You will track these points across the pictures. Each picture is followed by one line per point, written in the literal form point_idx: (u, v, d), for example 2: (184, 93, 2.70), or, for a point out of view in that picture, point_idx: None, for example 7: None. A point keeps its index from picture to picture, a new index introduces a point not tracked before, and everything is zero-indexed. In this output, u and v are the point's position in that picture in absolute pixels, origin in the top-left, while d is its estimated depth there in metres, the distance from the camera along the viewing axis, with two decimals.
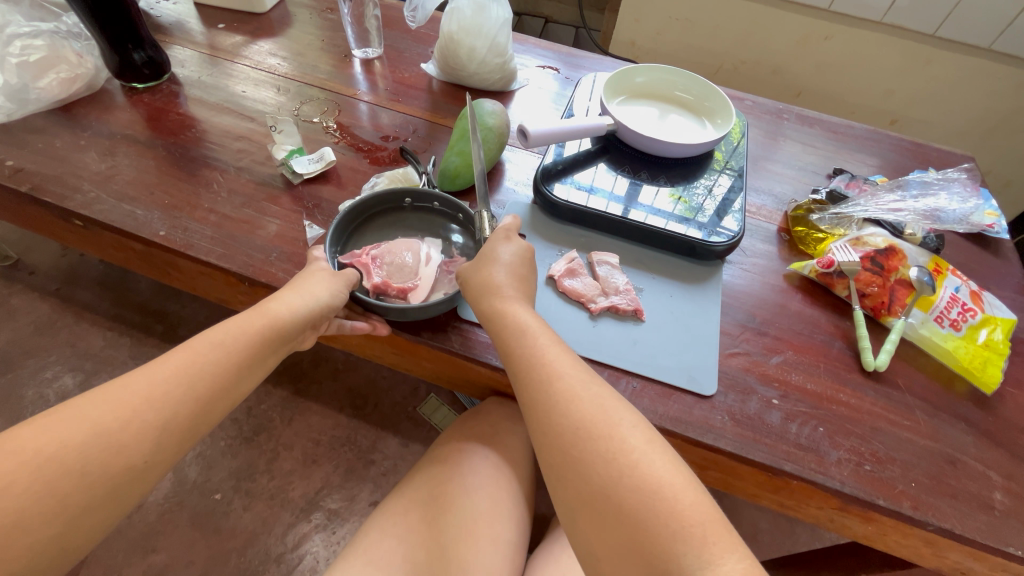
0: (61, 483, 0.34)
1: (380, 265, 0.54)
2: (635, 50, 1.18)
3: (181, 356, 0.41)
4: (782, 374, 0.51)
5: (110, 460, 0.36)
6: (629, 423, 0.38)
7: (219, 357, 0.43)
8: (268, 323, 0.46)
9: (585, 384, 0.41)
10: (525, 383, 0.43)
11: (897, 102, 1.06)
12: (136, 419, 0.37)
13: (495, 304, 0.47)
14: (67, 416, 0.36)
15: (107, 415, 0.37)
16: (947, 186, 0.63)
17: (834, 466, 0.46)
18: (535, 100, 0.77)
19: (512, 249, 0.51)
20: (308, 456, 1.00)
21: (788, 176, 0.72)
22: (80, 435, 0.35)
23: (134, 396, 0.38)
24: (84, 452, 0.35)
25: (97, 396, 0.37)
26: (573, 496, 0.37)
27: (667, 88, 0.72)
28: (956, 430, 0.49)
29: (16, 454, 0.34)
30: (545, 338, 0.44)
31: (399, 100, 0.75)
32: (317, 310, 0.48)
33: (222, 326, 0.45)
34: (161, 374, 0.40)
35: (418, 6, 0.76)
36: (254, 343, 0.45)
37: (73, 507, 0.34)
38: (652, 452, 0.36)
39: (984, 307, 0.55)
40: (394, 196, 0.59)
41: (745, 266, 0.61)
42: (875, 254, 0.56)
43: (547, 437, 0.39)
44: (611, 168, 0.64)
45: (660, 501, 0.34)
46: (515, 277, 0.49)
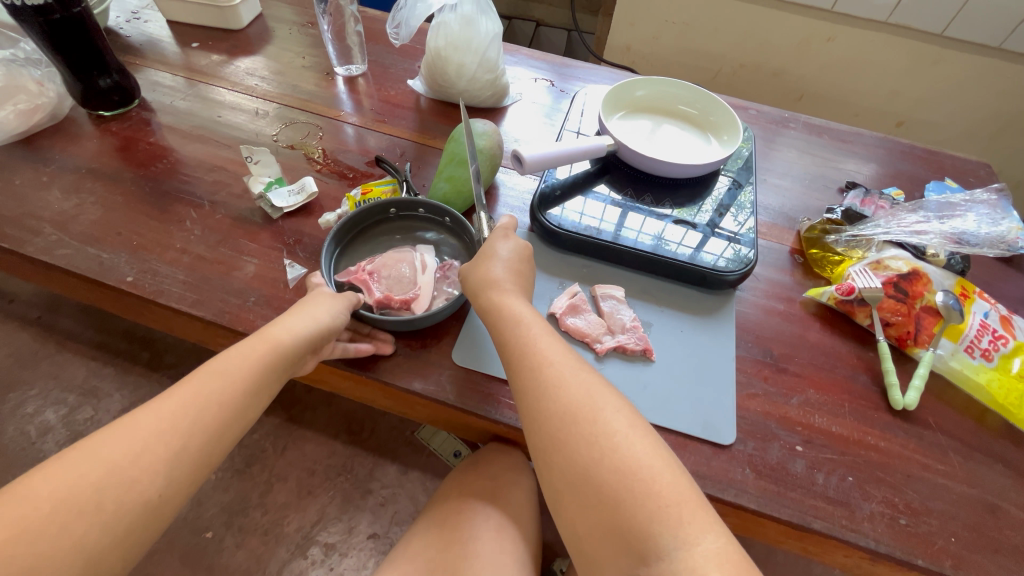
0: (79, 523, 0.31)
1: (378, 280, 0.51)
2: (630, 56, 1.13)
3: (188, 386, 0.39)
4: (804, 417, 0.47)
5: (125, 495, 0.33)
6: (614, 407, 0.38)
7: (227, 382, 0.40)
8: (270, 350, 0.42)
9: (573, 371, 0.40)
10: (515, 371, 0.41)
11: (903, 104, 1.02)
12: (149, 451, 0.35)
13: (492, 298, 0.45)
14: (75, 457, 0.33)
15: (119, 450, 0.34)
16: (973, 207, 0.59)
17: (866, 522, 0.42)
18: (528, 116, 0.73)
19: (511, 246, 0.49)
20: (302, 488, 0.96)
21: (798, 191, 0.68)
22: (91, 474, 0.33)
23: (143, 429, 0.35)
24: (99, 490, 0.32)
25: (107, 433, 0.35)
26: (557, 478, 0.36)
27: (669, 101, 0.67)
28: (994, 473, 0.45)
29: (29, 498, 0.31)
30: (537, 327, 0.43)
31: (385, 120, 0.71)
32: (318, 330, 0.44)
33: (223, 355, 0.41)
34: (168, 406, 0.37)
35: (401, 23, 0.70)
36: (257, 368, 0.41)
37: (98, 546, 0.32)
38: (634, 435, 0.36)
39: (1015, 334, 0.51)
40: (378, 208, 0.55)
41: (757, 294, 0.57)
42: (899, 279, 0.52)
43: (534, 422, 0.38)
44: (613, 190, 0.60)
45: (638, 482, 0.34)
46: (514, 272, 0.47)
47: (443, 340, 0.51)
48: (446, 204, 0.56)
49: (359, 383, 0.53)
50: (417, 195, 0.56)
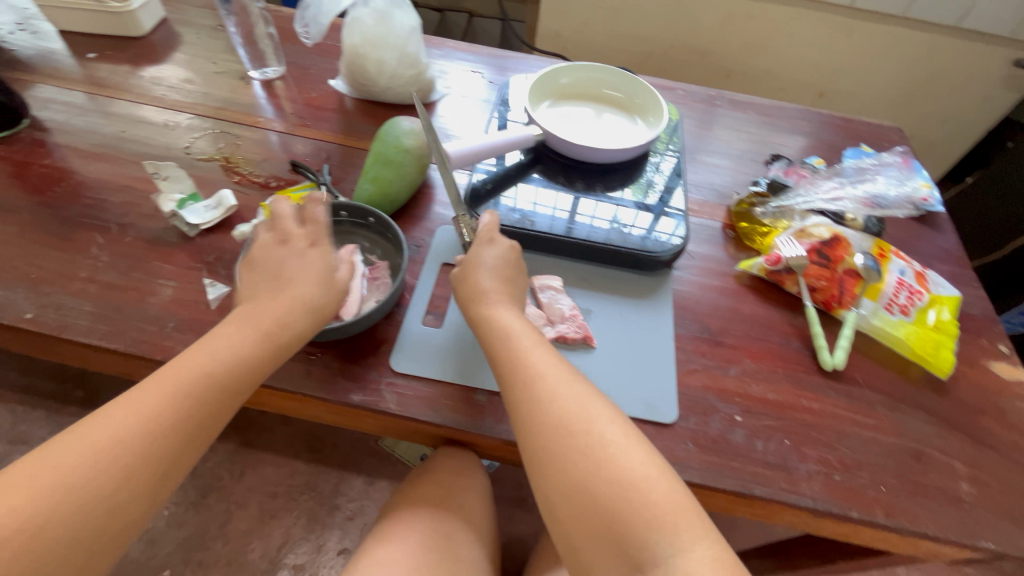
0: (67, 505, 0.31)
1: None
2: (562, 42, 1.13)
3: (183, 371, 0.38)
4: (741, 387, 0.49)
5: (122, 484, 0.33)
6: (608, 418, 0.38)
7: (207, 378, 0.38)
8: (267, 334, 0.41)
9: (565, 382, 0.40)
10: (507, 383, 0.41)
11: (822, 75, 1.07)
12: (146, 441, 0.35)
13: (482, 310, 0.45)
14: (69, 443, 0.33)
15: (113, 435, 0.34)
16: (883, 170, 0.62)
17: (804, 482, 0.44)
18: (458, 110, 0.72)
19: (497, 252, 0.47)
20: (265, 512, 0.93)
21: (727, 167, 0.70)
22: (88, 462, 0.33)
23: (139, 417, 0.35)
24: (97, 477, 0.33)
25: (91, 427, 0.34)
26: (551, 488, 0.36)
27: (594, 86, 0.67)
28: (918, 421, 0.48)
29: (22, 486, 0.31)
30: (528, 339, 0.43)
31: (307, 124, 0.68)
32: (316, 319, 0.44)
33: (219, 338, 0.40)
34: (161, 393, 0.37)
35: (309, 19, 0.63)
36: (252, 351, 0.41)
37: (71, 558, 0.31)
38: (629, 445, 0.36)
39: (929, 287, 0.55)
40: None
41: (693, 272, 0.58)
42: (821, 246, 0.55)
43: (525, 433, 0.38)
44: (545, 181, 0.60)
45: (634, 491, 0.34)
46: (504, 280, 0.47)
47: (382, 348, 0.49)
48: (369, 205, 0.54)
49: (301, 403, 0.49)
50: (338, 199, 0.55)
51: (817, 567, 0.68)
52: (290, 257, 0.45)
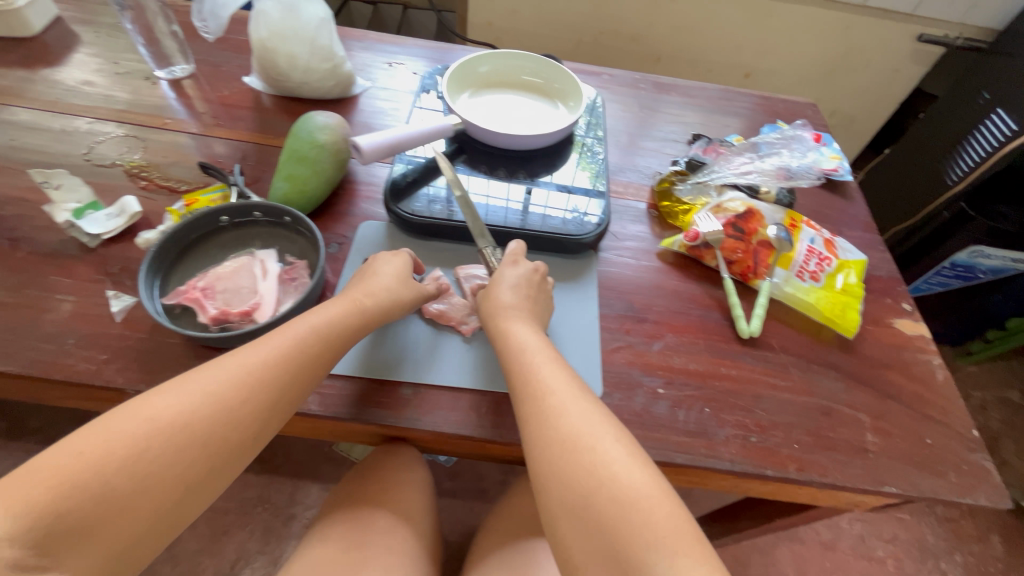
0: (180, 448, 0.34)
1: (214, 295, 0.47)
2: (494, 31, 1.12)
3: (286, 337, 0.40)
4: (664, 360, 0.50)
5: (226, 434, 0.36)
6: (614, 438, 0.36)
7: (296, 356, 0.40)
8: (355, 311, 0.45)
9: (575, 399, 0.39)
10: (517, 396, 0.41)
11: (747, 56, 1.10)
12: (251, 400, 0.37)
13: (498, 322, 0.45)
14: (188, 388, 0.36)
15: (225, 388, 0.37)
16: (787, 142, 0.65)
17: (722, 446, 0.45)
18: (381, 103, 0.70)
19: (519, 271, 0.49)
20: (216, 529, 0.89)
21: (652, 149, 0.71)
22: (202, 410, 0.35)
23: (245, 375, 0.38)
24: (207, 426, 0.35)
25: (207, 375, 0.37)
26: (553, 503, 0.35)
27: (513, 73, 0.67)
28: (828, 379, 0.51)
29: (144, 421, 0.34)
30: (542, 355, 0.42)
31: (220, 123, 0.65)
32: (399, 298, 0.48)
33: (318, 312, 0.43)
34: (266, 355, 0.39)
35: (209, 14, 0.60)
36: (343, 326, 0.44)
37: (176, 495, 0.34)
38: (634, 465, 0.35)
39: (837, 253, 0.58)
40: (206, 217, 0.51)
41: (619, 252, 0.59)
42: (736, 219, 0.57)
43: (531, 448, 0.37)
44: (467, 170, 0.60)
45: (636, 513, 0.33)
46: (522, 296, 0.47)
47: None
48: (284, 204, 0.53)
49: None
50: (251, 198, 0.53)
51: (759, 528, 0.71)
52: (380, 259, 0.50)
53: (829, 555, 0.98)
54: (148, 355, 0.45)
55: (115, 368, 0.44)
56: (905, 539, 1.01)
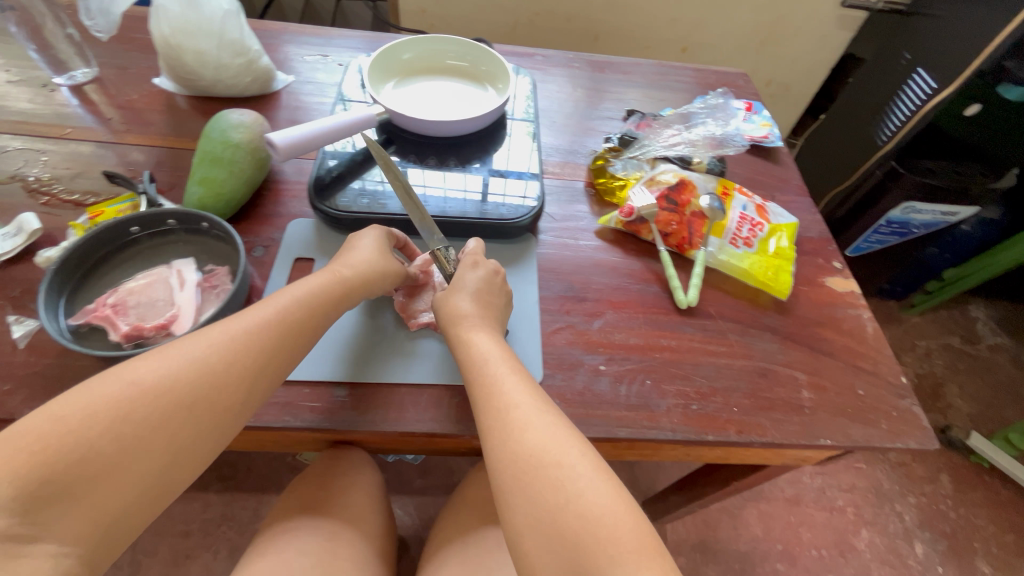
0: (169, 410, 0.34)
1: (126, 311, 0.44)
2: (427, 18, 1.10)
3: (270, 306, 0.40)
4: (605, 337, 0.50)
5: (215, 397, 0.35)
6: (579, 452, 0.36)
7: (283, 323, 0.40)
8: (337, 283, 0.45)
9: (540, 413, 0.38)
10: (480, 411, 0.39)
11: (682, 30, 1.11)
12: (239, 363, 0.37)
13: (459, 333, 0.44)
14: (173, 353, 0.35)
15: (212, 352, 0.36)
16: (711, 112, 0.66)
17: (664, 416, 0.46)
18: (305, 97, 0.67)
19: (479, 274, 0.47)
20: (177, 554, 0.86)
21: (588, 127, 0.71)
22: (188, 374, 0.35)
23: (232, 340, 0.37)
24: (195, 388, 0.35)
25: (193, 341, 0.36)
26: (519, 520, 0.34)
27: (438, 59, 0.66)
28: (765, 341, 0.52)
29: (130, 384, 0.33)
30: (504, 368, 0.41)
31: (130, 128, 0.61)
32: (380, 269, 0.48)
33: (298, 284, 0.43)
34: (251, 323, 0.39)
35: (99, 10, 0.56)
36: (327, 297, 0.44)
37: (168, 456, 0.34)
38: (599, 479, 0.34)
39: (769, 218, 0.59)
40: (113, 229, 0.47)
41: (557, 233, 0.58)
42: (668, 191, 0.58)
43: (495, 465, 0.36)
44: (395, 160, 0.58)
45: (602, 529, 0.32)
46: (483, 304, 0.46)
47: None
48: (200, 209, 0.50)
49: None
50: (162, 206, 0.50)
51: (721, 491, 0.72)
52: (359, 235, 0.50)
53: (794, 509, 1.02)
54: (58, 381, 0.42)
55: (19, 399, 0.41)
56: (863, 487, 1.05)
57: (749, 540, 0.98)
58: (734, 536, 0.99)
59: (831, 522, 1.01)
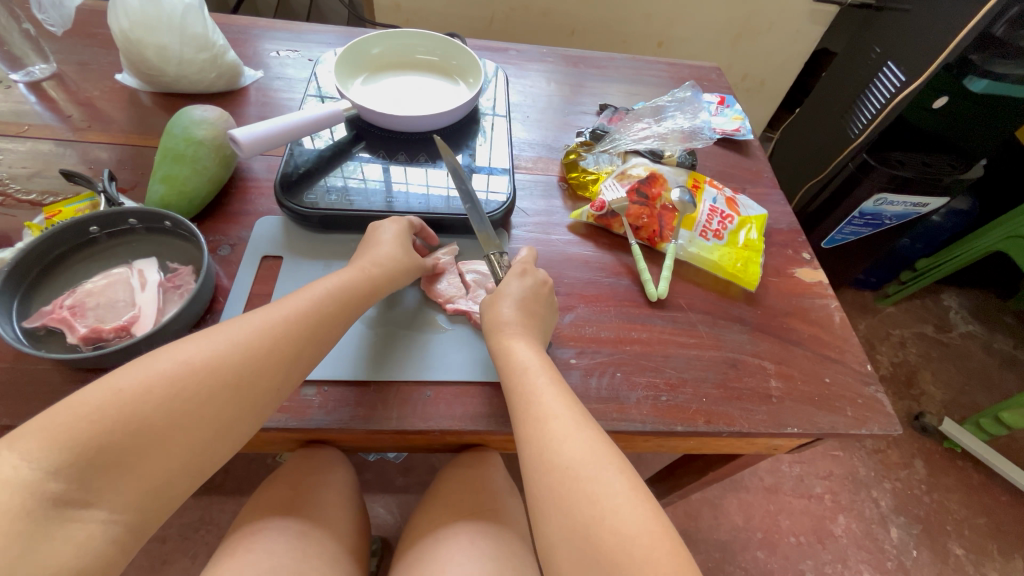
0: (215, 389, 0.34)
1: (84, 313, 0.43)
2: (402, 14, 1.09)
3: (307, 294, 0.42)
4: (576, 331, 0.50)
5: (257, 378, 0.36)
6: (617, 468, 0.35)
7: (318, 311, 0.41)
8: (366, 278, 0.45)
9: (579, 425, 0.37)
10: (518, 419, 0.39)
11: (658, 25, 1.12)
12: (281, 346, 0.38)
13: (500, 340, 0.44)
14: (219, 335, 0.37)
15: (254, 335, 0.37)
16: (682, 106, 0.67)
17: (633, 408, 0.46)
18: (274, 94, 0.66)
19: (526, 283, 0.47)
20: (154, 559, 0.84)
21: (561, 122, 0.71)
22: (233, 355, 0.36)
23: (273, 324, 0.38)
24: (240, 369, 0.36)
25: (239, 324, 0.38)
26: (552, 531, 0.34)
27: (408, 54, 0.65)
28: (735, 332, 0.52)
29: (180, 362, 0.34)
30: (543, 376, 0.41)
31: (91, 126, 0.60)
32: (405, 265, 0.48)
33: (329, 277, 0.44)
34: (290, 310, 0.40)
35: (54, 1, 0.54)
36: (358, 289, 0.44)
37: (210, 434, 0.34)
38: (636, 497, 0.34)
39: (738, 210, 0.60)
40: (71, 229, 0.46)
41: (530, 228, 0.58)
42: (639, 185, 0.58)
43: (531, 473, 0.36)
44: (365, 156, 0.58)
45: (637, 548, 0.31)
46: (525, 310, 0.46)
47: None
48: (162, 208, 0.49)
49: None
50: (122, 205, 0.49)
51: (698, 481, 0.73)
52: (384, 230, 0.49)
53: (773, 498, 1.04)
54: (13, 385, 0.41)
55: None
56: (840, 474, 1.07)
57: (730, 529, 1.00)
58: (715, 526, 1.00)
59: (809, 509, 1.03)
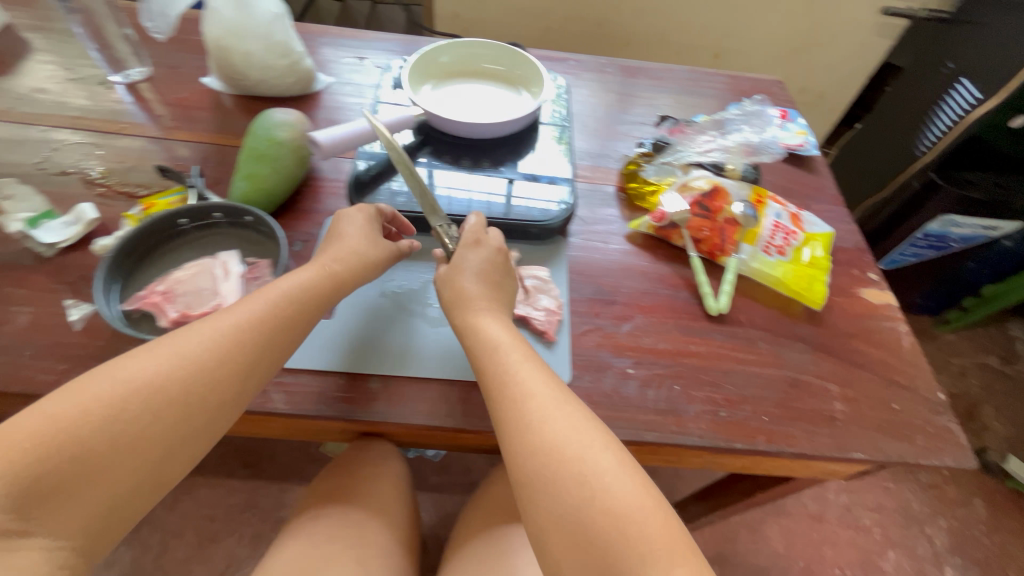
0: (161, 407, 0.34)
1: (175, 300, 0.47)
2: (461, 22, 1.11)
3: (261, 300, 0.41)
4: (634, 341, 0.50)
5: (208, 394, 0.36)
6: (602, 444, 0.35)
7: (272, 318, 0.41)
8: (327, 278, 0.45)
9: (558, 402, 0.38)
10: (494, 400, 0.39)
11: (716, 36, 1.11)
12: (232, 359, 0.38)
13: (467, 317, 0.45)
14: (163, 351, 0.36)
15: (203, 348, 0.37)
16: (747, 119, 0.66)
17: (692, 422, 0.46)
18: (344, 98, 0.69)
19: (482, 255, 0.48)
20: (203, 537, 0.88)
21: (619, 132, 0.71)
22: (179, 371, 0.36)
23: (224, 334, 0.38)
24: (187, 386, 0.36)
25: (185, 337, 0.37)
26: (540, 514, 0.34)
27: (474, 63, 0.67)
28: (797, 352, 0.51)
29: (121, 382, 0.34)
30: (515, 353, 0.41)
31: (180, 125, 0.64)
32: (366, 256, 0.48)
33: (287, 277, 0.44)
34: (243, 317, 0.40)
35: (157, 12, 0.58)
36: (317, 291, 0.44)
37: (162, 452, 0.34)
38: (623, 473, 0.34)
39: (803, 227, 0.59)
40: (164, 221, 0.50)
41: (588, 237, 0.59)
42: (701, 198, 0.58)
43: (513, 454, 0.36)
44: (430, 161, 0.59)
45: (630, 525, 0.31)
46: (487, 283, 0.47)
47: None
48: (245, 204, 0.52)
49: None
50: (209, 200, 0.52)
51: (743, 502, 0.71)
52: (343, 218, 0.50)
53: (817, 526, 1.00)
54: None
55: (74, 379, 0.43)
56: (890, 507, 1.02)
57: (769, 555, 0.96)
58: (754, 550, 0.97)
59: (856, 542, 0.98)
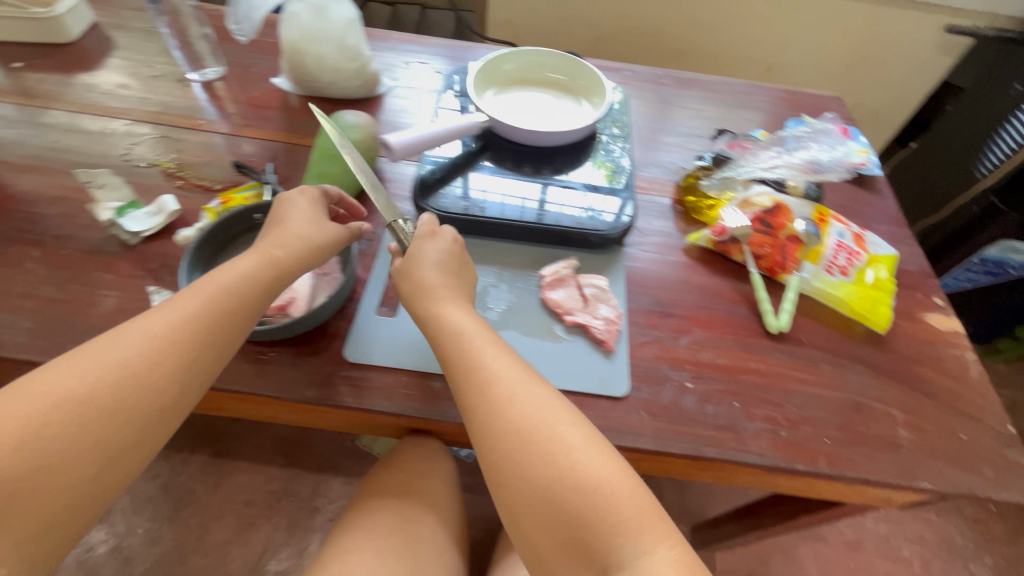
0: (90, 417, 0.34)
1: None
2: (513, 29, 1.13)
3: (194, 298, 0.40)
4: (692, 354, 0.50)
5: (140, 398, 0.36)
6: (570, 423, 0.37)
7: (205, 315, 0.40)
8: (269, 267, 0.44)
9: (523, 384, 0.39)
10: (461, 389, 0.40)
11: (769, 49, 1.09)
12: (162, 361, 0.37)
13: (429, 307, 0.44)
14: (84, 361, 0.35)
15: (131, 352, 0.36)
16: (812, 137, 0.65)
17: (752, 440, 0.45)
18: (406, 102, 0.71)
19: (440, 245, 0.47)
20: (242, 521, 0.91)
21: (676, 144, 0.71)
22: (104, 379, 0.35)
23: (152, 337, 0.37)
24: (115, 393, 0.35)
25: (109, 344, 0.37)
26: (514, 497, 0.36)
27: (537, 72, 0.68)
28: (859, 375, 0.50)
29: (42, 397, 0.33)
30: (480, 339, 0.42)
31: (252, 123, 0.67)
32: (315, 241, 0.46)
33: (227, 268, 0.43)
34: (175, 316, 0.39)
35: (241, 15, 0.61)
36: (258, 282, 0.43)
37: (99, 461, 0.34)
38: (591, 449, 0.36)
39: (867, 248, 0.58)
40: (241, 215, 0.52)
41: (645, 248, 0.59)
42: (763, 214, 0.57)
43: (484, 438, 0.38)
44: (491, 166, 0.60)
45: (599, 497, 0.34)
46: (448, 274, 0.46)
47: (334, 342, 0.49)
48: None
49: (254, 403, 0.48)
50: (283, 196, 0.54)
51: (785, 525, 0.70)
52: (291, 204, 0.48)
53: (854, 555, 0.97)
54: None
55: None
56: (932, 540, 0.99)
57: None
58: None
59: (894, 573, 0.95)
